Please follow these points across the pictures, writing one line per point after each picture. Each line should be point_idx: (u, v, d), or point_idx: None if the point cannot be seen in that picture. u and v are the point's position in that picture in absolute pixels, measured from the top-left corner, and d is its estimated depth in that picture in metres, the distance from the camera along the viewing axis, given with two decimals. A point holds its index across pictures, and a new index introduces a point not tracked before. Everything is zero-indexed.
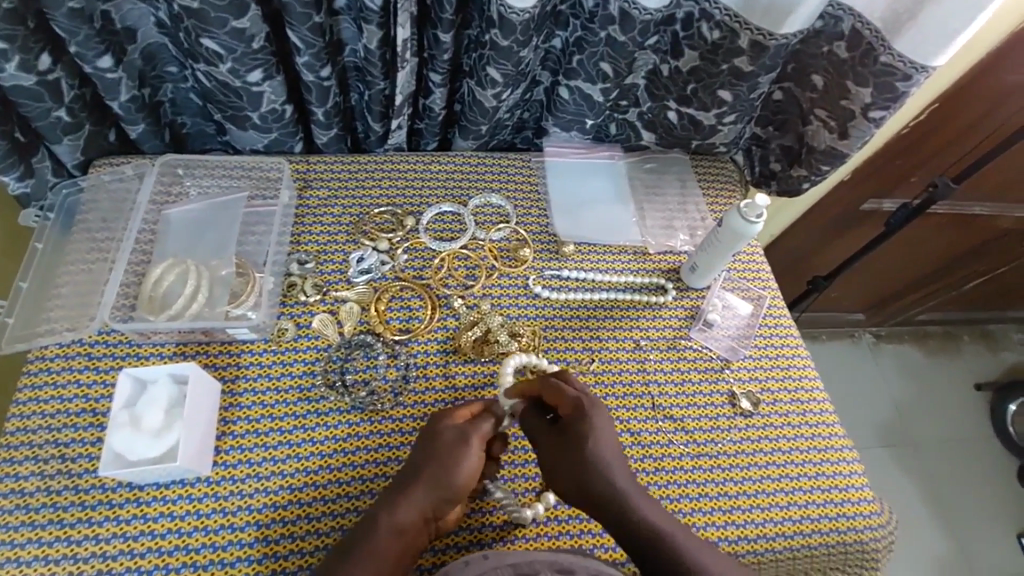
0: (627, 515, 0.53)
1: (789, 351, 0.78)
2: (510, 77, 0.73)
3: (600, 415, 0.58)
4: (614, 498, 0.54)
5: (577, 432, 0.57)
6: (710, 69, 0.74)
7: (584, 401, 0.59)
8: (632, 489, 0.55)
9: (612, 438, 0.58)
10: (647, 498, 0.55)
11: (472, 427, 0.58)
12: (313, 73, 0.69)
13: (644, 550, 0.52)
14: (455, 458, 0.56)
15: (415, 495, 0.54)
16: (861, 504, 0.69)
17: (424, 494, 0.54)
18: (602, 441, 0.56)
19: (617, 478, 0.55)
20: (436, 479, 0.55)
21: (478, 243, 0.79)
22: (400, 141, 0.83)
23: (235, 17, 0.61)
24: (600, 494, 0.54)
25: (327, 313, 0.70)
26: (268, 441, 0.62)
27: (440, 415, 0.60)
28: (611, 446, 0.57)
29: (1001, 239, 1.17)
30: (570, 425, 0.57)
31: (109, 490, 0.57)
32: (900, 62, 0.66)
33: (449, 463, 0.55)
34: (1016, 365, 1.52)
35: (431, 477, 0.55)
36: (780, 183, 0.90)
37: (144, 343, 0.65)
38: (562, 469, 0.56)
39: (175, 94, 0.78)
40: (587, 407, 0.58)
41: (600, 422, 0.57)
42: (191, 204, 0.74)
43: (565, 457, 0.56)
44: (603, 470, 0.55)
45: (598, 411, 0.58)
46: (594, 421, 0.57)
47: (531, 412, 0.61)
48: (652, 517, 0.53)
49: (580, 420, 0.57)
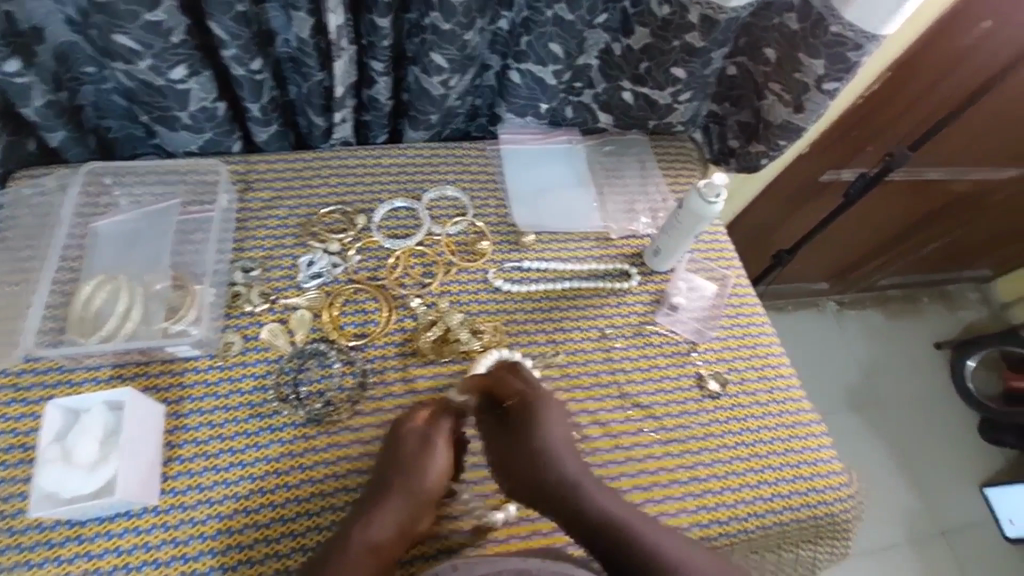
0: (583, 508, 0.55)
1: (754, 330, 0.78)
2: (455, 63, 0.70)
3: (547, 405, 0.59)
4: (567, 490, 0.55)
5: (523, 424, 0.58)
6: (663, 46, 0.72)
7: (531, 394, 0.60)
8: (586, 479, 0.56)
9: (564, 429, 0.59)
10: (602, 489, 0.56)
11: (433, 428, 0.58)
12: (243, 67, 0.65)
13: (602, 540, 0.53)
14: (420, 463, 0.56)
15: (388, 509, 0.53)
16: (830, 476, 0.69)
17: (398, 505, 0.54)
18: (551, 432, 0.58)
19: (569, 467, 0.56)
20: (407, 488, 0.55)
21: (435, 238, 0.76)
22: (346, 135, 0.79)
23: (148, 10, 0.56)
24: (553, 488, 0.56)
25: (276, 323, 0.66)
26: (219, 463, 0.58)
27: (400, 420, 0.59)
28: (561, 437, 0.58)
29: (955, 203, 1.19)
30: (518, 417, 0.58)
31: (47, 529, 0.54)
32: (849, 31, 0.65)
33: (418, 470, 0.55)
34: (972, 323, 1.57)
35: (402, 487, 0.55)
36: (739, 159, 0.88)
37: (77, 369, 0.61)
38: (514, 467, 0.57)
39: (97, 96, 0.71)
40: (534, 398, 0.60)
41: (548, 413, 0.59)
42: (120, 215, 0.70)
43: (516, 453, 0.57)
44: (553, 460, 0.56)
45: (545, 400, 0.60)
46: (543, 411, 0.59)
47: (484, 407, 0.61)
48: (609, 508, 0.55)
49: (526, 411, 0.59)
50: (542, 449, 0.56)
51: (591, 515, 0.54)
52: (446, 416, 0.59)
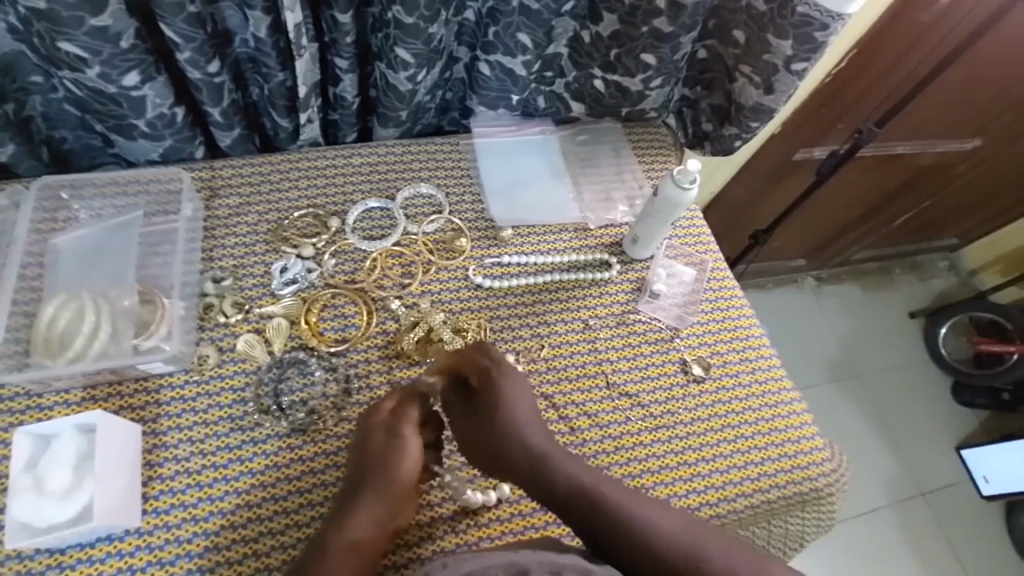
0: (548, 475, 0.53)
1: (735, 313, 0.79)
2: (422, 57, 0.68)
3: (507, 382, 0.59)
4: (534, 463, 0.54)
5: (488, 402, 0.58)
6: (631, 33, 0.71)
7: (494, 370, 0.60)
8: (554, 451, 0.55)
9: (525, 404, 0.58)
10: (568, 456, 0.55)
11: (399, 418, 0.57)
12: (200, 70, 0.62)
13: (575, 512, 0.52)
14: (390, 453, 0.55)
15: (363, 505, 0.53)
16: (814, 453, 0.71)
17: (371, 500, 0.53)
18: (513, 406, 0.57)
19: (535, 439, 0.55)
20: (378, 483, 0.53)
21: (412, 237, 0.74)
22: (314, 135, 0.76)
23: (93, 15, 0.53)
24: (520, 463, 0.55)
25: (253, 333, 0.65)
26: (203, 479, 0.57)
27: (366, 414, 0.59)
28: (525, 409, 0.57)
29: (923, 175, 1.22)
30: (481, 396, 0.59)
31: (26, 559, 0.52)
32: (815, 11, 0.65)
33: (387, 462, 0.54)
34: (943, 292, 1.62)
35: (374, 484, 0.53)
36: (713, 143, 0.88)
37: (46, 393, 0.58)
38: (481, 447, 0.57)
39: (46, 106, 0.68)
40: (499, 373, 0.60)
41: (509, 387, 0.59)
42: (82, 230, 0.67)
43: (481, 430, 0.57)
44: (517, 434, 0.55)
45: (508, 376, 0.60)
46: (504, 387, 0.58)
47: (452, 388, 0.61)
48: (574, 474, 0.53)
49: (489, 388, 0.58)
50: (506, 422, 0.56)
51: (560, 487, 0.53)
52: (413, 400, 0.59)
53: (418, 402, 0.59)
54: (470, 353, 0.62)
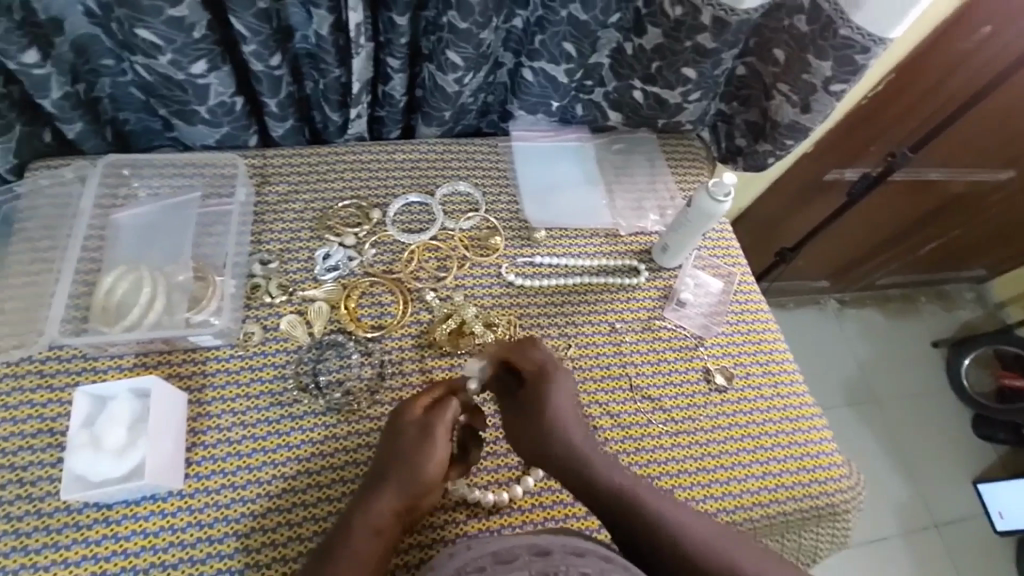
0: (590, 477, 0.54)
1: (760, 326, 0.80)
2: (471, 61, 0.71)
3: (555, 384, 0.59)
4: (574, 461, 0.55)
5: (535, 400, 0.58)
6: (674, 47, 0.73)
7: (545, 367, 0.60)
8: (595, 452, 0.56)
9: (570, 406, 0.58)
10: (610, 460, 0.56)
11: (434, 417, 0.57)
12: (262, 63, 0.66)
13: (612, 511, 0.53)
14: (419, 453, 0.55)
15: (387, 493, 0.54)
16: (832, 469, 0.71)
17: (395, 491, 0.54)
18: (559, 407, 0.57)
19: (577, 438, 0.56)
20: (404, 477, 0.54)
21: (449, 233, 0.77)
22: (361, 130, 0.80)
23: (171, 6, 0.57)
24: (562, 460, 0.55)
25: (295, 314, 0.68)
26: (242, 449, 0.60)
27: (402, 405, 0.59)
28: (570, 409, 0.58)
29: (954, 203, 1.21)
30: (530, 391, 0.59)
31: (75, 512, 0.55)
32: (858, 35, 0.66)
33: (416, 459, 0.55)
34: (968, 323, 1.60)
35: (400, 478, 0.54)
36: (746, 158, 0.90)
37: (101, 357, 0.62)
38: (525, 440, 0.58)
39: (114, 88, 0.72)
40: (545, 375, 0.59)
41: (558, 385, 0.59)
42: (142, 207, 0.71)
43: (526, 426, 0.58)
44: (561, 432, 0.56)
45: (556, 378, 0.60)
46: (553, 386, 0.59)
47: (500, 380, 0.62)
48: (614, 478, 0.54)
49: (540, 386, 0.59)
50: (551, 421, 0.56)
51: (600, 486, 0.54)
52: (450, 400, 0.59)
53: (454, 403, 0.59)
54: (519, 351, 0.61)
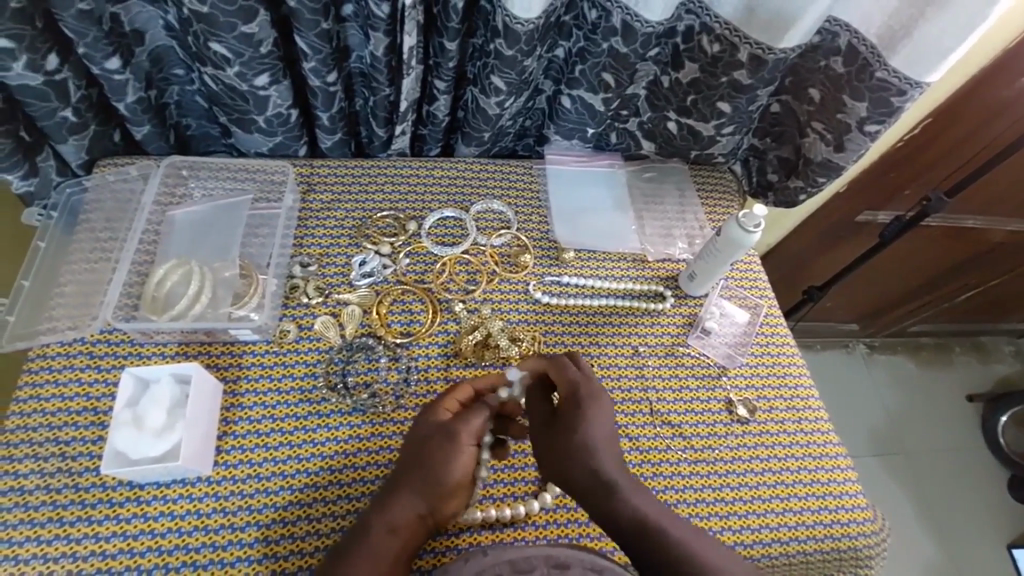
0: (617, 503, 0.52)
1: (785, 360, 0.79)
2: (513, 86, 0.74)
3: (592, 403, 0.58)
4: (602, 490, 0.53)
5: (568, 420, 0.57)
6: (711, 81, 0.76)
7: (580, 385, 0.60)
8: (626, 487, 0.53)
9: (605, 427, 0.57)
10: (638, 489, 0.54)
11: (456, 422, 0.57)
12: (319, 78, 0.70)
13: (633, 540, 0.51)
14: (438, 454, 0.56)
15: (406, 493, 0.54)
16: (856, 511, 0.69)
17: (412, 490, 0.54)
18: (592, 429, 0.56)
19: (606, 465, 0.55)
20: (421, 474, 0.55)
21: (480, 248, 0.79)
22: (403, 147, 0.84)
23: (244, 23, 0.62)
24: (590, 487, 0.54)
25: (329, 316, 0.71)
26: (270, 442, 0.62)
27: (426, 411, 0.60)
28: (604, 433, 0.57)
29: (993, 250, 1.19)
30: (564, 417, 0.58)
31: (109, 488, 0.58)
32: (894, 77, 0.67)
33: (433, 459, 0.55)
34: (1006, 377, 1.54)
35: (418, 480, 0.55)
36: (777, 194, 0.91)
37: (146, 343, 0.66)
38: (552, 461, 0.56)
39: (181, 96, 0.78)
40: (580, 394, 0.59)
41: (592, 403, 0.58)
42: (195, 206, 0.75)
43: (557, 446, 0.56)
44: (591, 459, 0.55)
45: (591, 400, 0.59)
46: (586, 409, 0.58)
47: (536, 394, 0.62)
48: (642, 508, 0.52)
49: (574, 407, 0.58)
50: (581, 444, 0.55)
51: (625, 514, 0.52)
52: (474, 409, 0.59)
53: (484, 412, 0.59)
54: (557, 366, 0.61)
